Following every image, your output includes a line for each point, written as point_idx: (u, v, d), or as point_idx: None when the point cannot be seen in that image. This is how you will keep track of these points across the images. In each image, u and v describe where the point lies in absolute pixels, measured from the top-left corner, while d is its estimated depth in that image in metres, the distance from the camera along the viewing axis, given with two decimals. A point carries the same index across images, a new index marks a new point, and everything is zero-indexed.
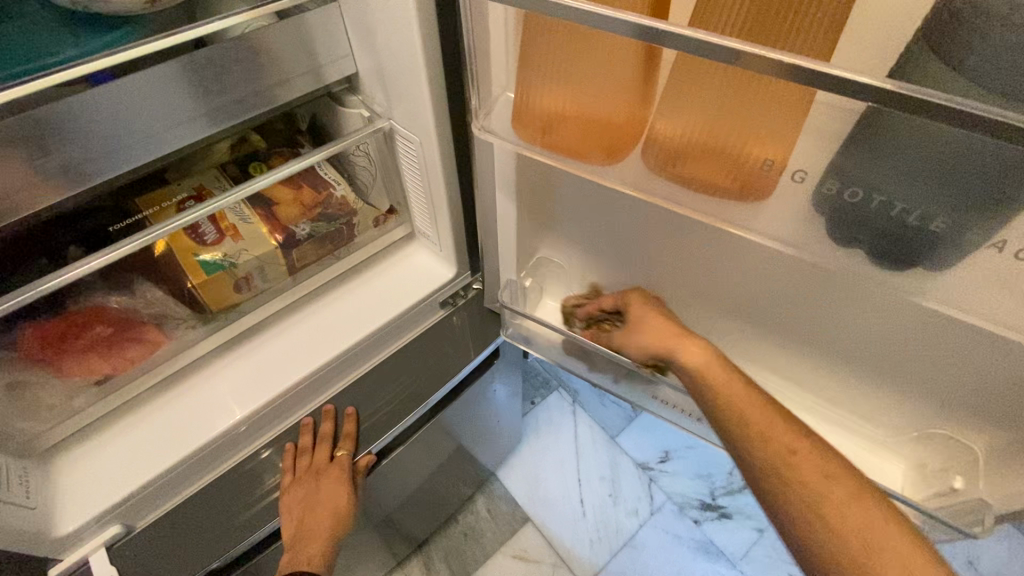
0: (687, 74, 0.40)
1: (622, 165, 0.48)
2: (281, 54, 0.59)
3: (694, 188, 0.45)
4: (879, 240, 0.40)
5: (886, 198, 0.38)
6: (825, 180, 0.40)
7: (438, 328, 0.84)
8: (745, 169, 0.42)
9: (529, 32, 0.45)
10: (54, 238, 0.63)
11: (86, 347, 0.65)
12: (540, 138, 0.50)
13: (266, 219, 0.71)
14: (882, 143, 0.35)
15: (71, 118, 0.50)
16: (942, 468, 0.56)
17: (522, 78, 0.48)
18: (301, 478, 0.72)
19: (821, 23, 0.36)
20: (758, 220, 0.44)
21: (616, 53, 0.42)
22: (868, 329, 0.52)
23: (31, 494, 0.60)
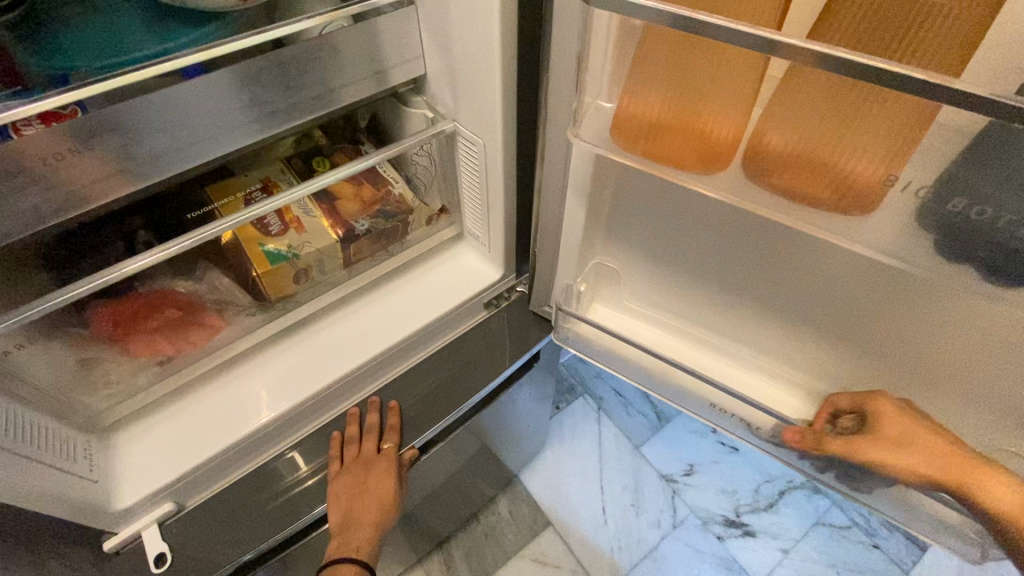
0: (800, 88, 0.42)
1: (718, 176, 0.48)
2: (356, 54, 0.60)
3: (796, 201, 0.46)
4: (998, 257, 0.40)
5: (1015, 216, 0.37)
6: (948, 198, 0.40)
7: (483, 327, 0.85)
8: (847, 181, 0.43)
9: (642, 43, 0.46)
10: (128, 223, 0.66)
11: (154, 328, 0.68)
12: (639, 145, 0.50)
13: (329, 213, 0.73)
14: (1018, 160, 0.35)
15: (160, 109, 0.51)
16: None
17: (629, 88, 0.48)
18: (349, 468, 0.73)
19: (954, 30, 0.36)
20: (860, 233, 0.44)
21: (725, 68, 0.43)
22: (940, 346, 0.54)
23: (94, 467, 0.62)
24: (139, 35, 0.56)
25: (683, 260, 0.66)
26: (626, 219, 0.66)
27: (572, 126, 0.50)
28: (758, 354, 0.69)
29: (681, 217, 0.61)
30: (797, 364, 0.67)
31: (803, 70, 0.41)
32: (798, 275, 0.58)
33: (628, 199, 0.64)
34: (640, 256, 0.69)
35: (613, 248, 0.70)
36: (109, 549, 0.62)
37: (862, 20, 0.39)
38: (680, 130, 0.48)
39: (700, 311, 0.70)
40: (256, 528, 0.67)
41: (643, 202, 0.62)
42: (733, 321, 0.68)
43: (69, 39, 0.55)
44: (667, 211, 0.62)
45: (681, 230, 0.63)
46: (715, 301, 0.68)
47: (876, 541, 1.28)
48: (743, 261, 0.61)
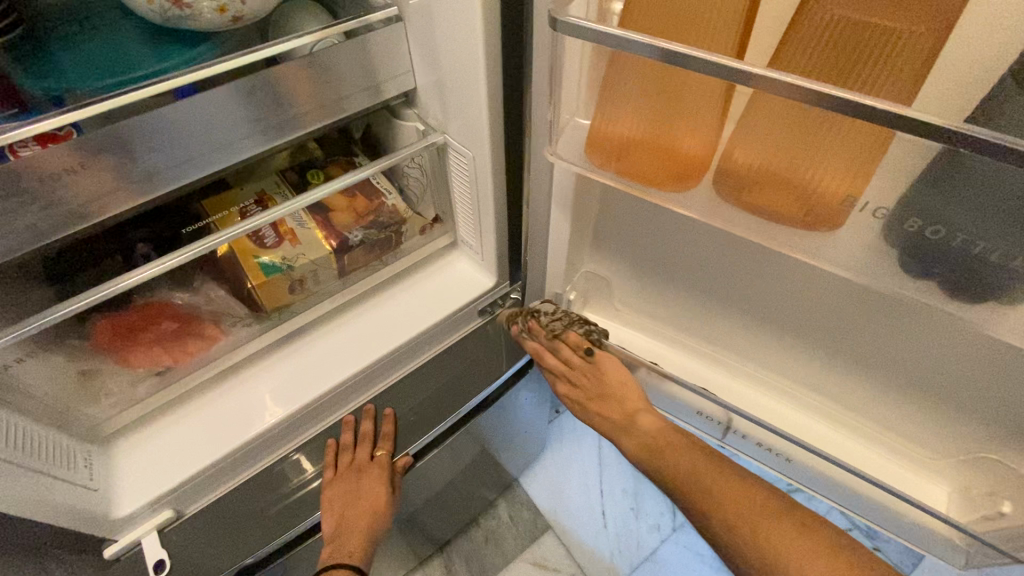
0: (766, 113, 0.42)
1: (692, 192, 0.49)
2: (346, 71, 0.61)
3: (765, 217, 0.47)
4: (954, 274, 0.41)
5: (968, 237, 0.38)
6: (904, 218, 0.40)
7: (476, 335, 0.86)
8: (814, 200, 0.44)
9: (612, 65, 0.46)
10: (128, 237, 0.67)
11: (151, 340, 0.69)
12: (614, 164, 0.51)
13: (322, 225, 0.74)
14: (959, 183, 0.36)
15: (153, 126, 0.52)
16: (988, 492, 0.56)
17: (602, 109, 0.49)
18: (342, 474, 0.76)
19: (904, 55, 0.36)
20: (826, 248, 0.45)
21: (696, 91, 0.44)
22: (923, 352, 0.55)
23: (95, 476, 0.64)
24: (135, 54, 0.58)
25: (668, 269, 0.66)
26: (613, 230, 0.67)
27: (550, 144, 0.51)
28: (748, 362, 0.69)
29: (666, 229, 0.61)
30: (784, 369, 0.67)
31: (765, 97, 0.41)
32: (784, 285, 0.58)
33: (613, 211, 0.64)
34: (629, 265, 0.70)
35: (603, 256, 0.71)
36: (111, 554, 0.63)
37: (823, 45, 0.39)
38: (653, 148, 0.48)
39: (688, 318, 0.71)
40: (253, 537, 0.68)
41: (629, 213, 0.63)
42: (721, 328, 0.68)
43: (66, 60, 0.56)
44: (651, 222, 0.62)
45: (666, 242, 0.63)
46: (704, 309, 0.68)
47: (876, 543, 1.28)
48: (726, 272, 0.61)
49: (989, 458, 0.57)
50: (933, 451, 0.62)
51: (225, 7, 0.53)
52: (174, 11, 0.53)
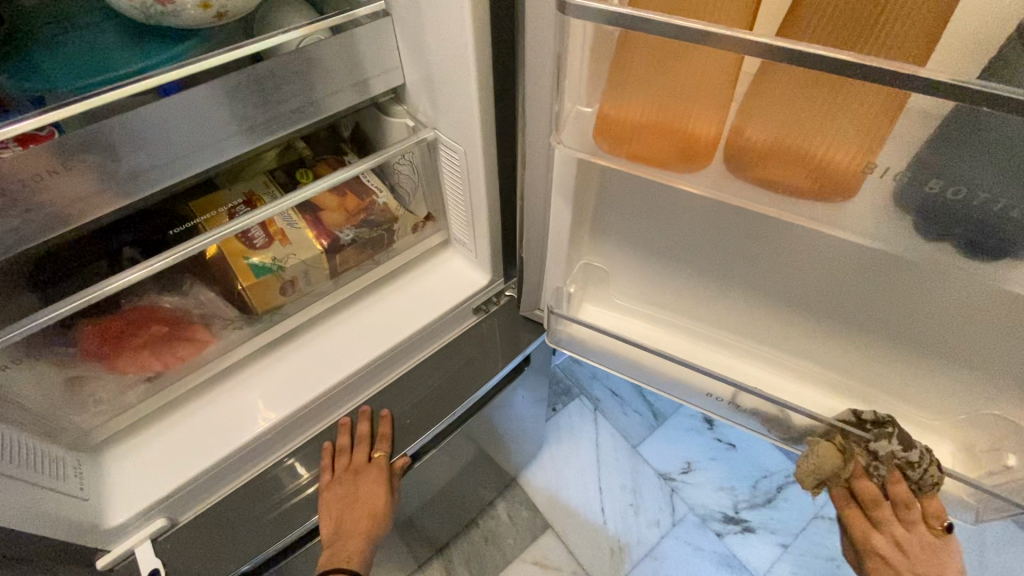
0: (772, 89, 0.41)
1: (699, 173, 0.47)
2: (335, 65, 0.61)
3: (775, 189, 0.45)
4: (975, 233, 0.40)
5: (990, 195, 0.38)
6: (926, 178, 0.39)
7: (473, 332, 0.85)
8: (824, 167, 0.42)
9: (621, 45, 0.44)
10: (114, 241, 0.66)
11: (141, 345, 0.68)
12: (621, 148, 0.48)
13: (312, 224, 0.73)
14: (977, 141, 0.36)
15: (139, 126, 0.52)
16: (991, 447, 0.58)
17: (612, 92, 0.46)
18: (339, 478, 0.73)
19: (919, 16, 0.36)
20: (837, 218, 0.43)
21: (703, 68, 0.42)
22: (923, 317, 0.55)
23: (85, 486, 0.62)
24: (116, 52, 0.56)
25: (667, 253, 0.66)
26: (609, 219, 0.66)
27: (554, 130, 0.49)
28: (746, 345, 0.69)
29: (662, 213, 0.61)
30: (786, 344, 0.67)
31: (777, 66, 0.40)
32: (782, 261, 0.59)
33: (609, 199, 0.64)
34: (626, 254, 0.69)
35: (599, 247, 0.71)
36: (102, 567, 0.62)
37: (835, 11, 0.38)
38: (661, 132, 0.46)
39: (687, 303, 0.70)
40: (250, 541, 0.67)
41: (626, 200, 0.62)
42: (720, 310, 0.68)
43: (47, 60, 0.55)
44: (648, 207, 0.62)
45: (663, 225, 0.63)
46: (704, 293, 0.68)
47: None
48: (725, 250, 0.61)
49: (994, 414, 0.57)
50: (933, 413, 0.62)
51: (208, 3, 0.52)
52: (157, 7, 0.51)
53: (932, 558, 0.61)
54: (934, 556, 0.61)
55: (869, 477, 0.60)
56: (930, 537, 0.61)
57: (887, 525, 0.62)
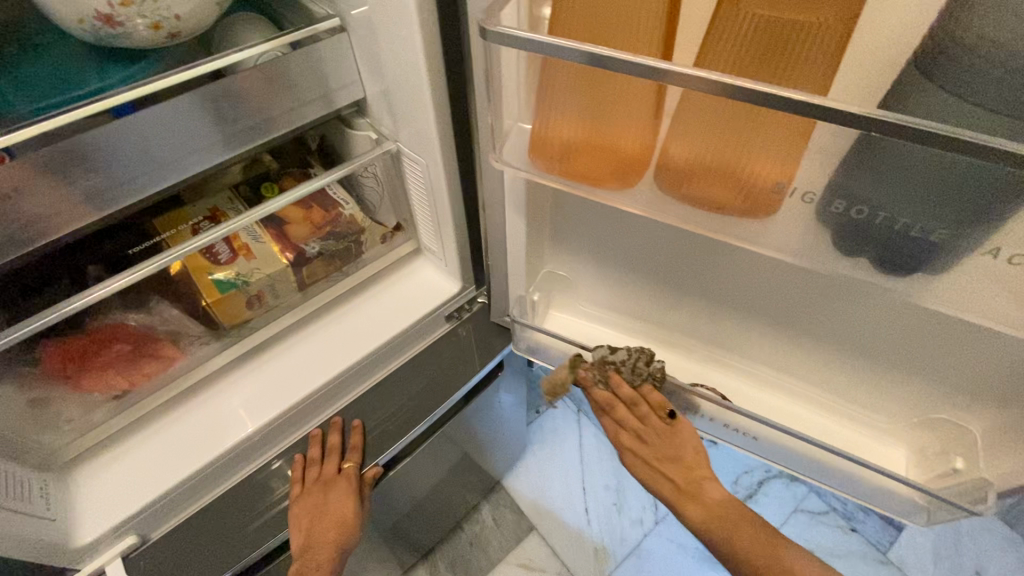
0: (691, 112, 0.42)
1: (636, 189, 0.48)
2: (293, 82, 0.61)
3: (704, 207, 0.46)
4: (882, 251, 0.41)
5: (889, 214, 0.39)
6: (830, 201, 0.41)
7: (444, 341, 0.85)
8: (751, 187, 0.43)
9: (545, 74, 0.44)
10: (76, 260, 0.65)
11: (105, 364, 0.68)
12: (560, 166, 0.49)
13: (278, 238, 0.74)
14: (878, 165, 0.37)
15: (94, 147, 0.52)
16: (940, 451, 0.59)
17: (542, 111, 0.47)
18: (310, 489, 0.74)
19: (821, 41, 0.36)
20: (764, 236, 0.45)
21: (627, 89, 0.42)
22: (871, 325, 0.56)
23: (52, 506, 0.62)
24: (72, 73, 0.57)
25: (626, 262, 0.67)
26: (568, 230, 0.67)
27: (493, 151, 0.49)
28: (708, 350, 0.71)
29: (616, 226, 0.62)
30: (745, 351, 0.68)
31: (694, 95, 0.41)
32: (735, 274, 0.60)
33: (567, 211, 0.65)
34: (588, 263, 0.70)
35: (562, 256, 0.72)
36: None
37: (738, 44, 0.38)
38: (597, 150, 0.47)
39: (648, 310, 0.71)
40: (221, 557, 0.67)
41: (582, 213, 0.63)
42: (680, 317, 0.70)
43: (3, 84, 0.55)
44: (604, 220, 0.63)
45: (619, 237, 0.64)
46: (665, 302, 0.69)
47: (853, 525, 1.30)
48: (678, 260, 0.62)
49: (941, 418, 0.59)
50: (887, 417, 0.64)
51: (159, 24, 0.53)
52: (106, 30, 0.51)
53: (670, 440, 0.70)
54: (673, 442, 0.70)
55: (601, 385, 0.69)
56: (664, 423, 0.69)
57: (622, 420, 0.71)
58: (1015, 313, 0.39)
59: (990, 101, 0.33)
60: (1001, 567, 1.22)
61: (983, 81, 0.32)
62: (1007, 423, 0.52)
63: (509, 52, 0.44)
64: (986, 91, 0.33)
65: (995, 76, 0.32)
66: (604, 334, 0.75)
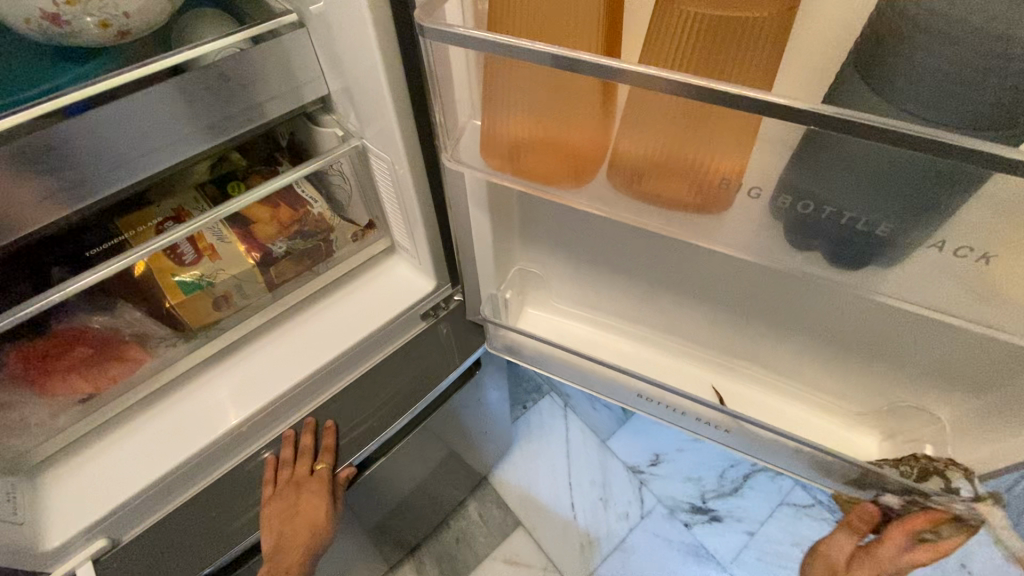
0: (638, 109, 0.41)
1: (590, 187, 0.47)
2: (252, 80, 0.60)
3: (658, 205, 0.45)
4: (831, 245, 0.41)
5: (836, 208, 0.38)
6: (777, 196, 0.40)
7: (420, 339, 0.84)
8: (704, 187, 0.42)
9: (490, 70, 0.43)
10: (37, 262, 0.65)
11: (68, 368, 0.67)
12: (513, 165, 0.48)
13: (244, 237, 0.73)
14: (823, 162, 0.36)
15: (43, 148, 0.51)
16: (910, 437, 0.59)
17: (490, 109, 0.46)
18: (281, 491, 0.73)
19: (763, 34, 0.36)
20: (720, 233, 0.44)
21: (573, 85, 0.41)
22: (841, 316, 0.56)
23: (20, 510, 0.61)
24: (23, 72, 0.56)
25: (596, 257, 0.66)
26: (537, 225, 0.66)
27: (446, 151, 0.48)
28: (682, 343, 0.70)
29: (584, 221, 0.61)
30: (718, 346, 0.68)
31: (640, 94, 0.40)
32: (707, 268, 0.59)
33: (535, 206, 0.64)
34: (560, 257, 0.69)
35: (534, 251, 0.71)
36: None
37: (680, 38, 0.37)
38: (547, 148, 0.46)
39: (620, 304, 0.71)
40: (193, 558, 0.67)
41: (549, 208, 0.63)
42: (655, 312, 0.69)
43: None
44: (572, 215, 0.62)
45: (586, 231, 0.63)
46: (638, 296, 0.68)
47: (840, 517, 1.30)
48: (650, 254, 0.61)
49: (909, 404, 0.59)
50: (859, 407, 0.63)
51: (107, 22, 0.51)
52: (54, 29, 0.50)
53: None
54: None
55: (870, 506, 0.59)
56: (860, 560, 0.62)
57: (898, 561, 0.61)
58: (971, 305, 0.38)
59: (931, 92, 0.32)
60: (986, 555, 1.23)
61: (923, 71, 0.32)
62: (974, 411, 0.52)
63: (455, 49, 0.43)
64: (926, 80, 0.32)
65: (934, 66, 0.32)
66: (578, 331, 0.74)
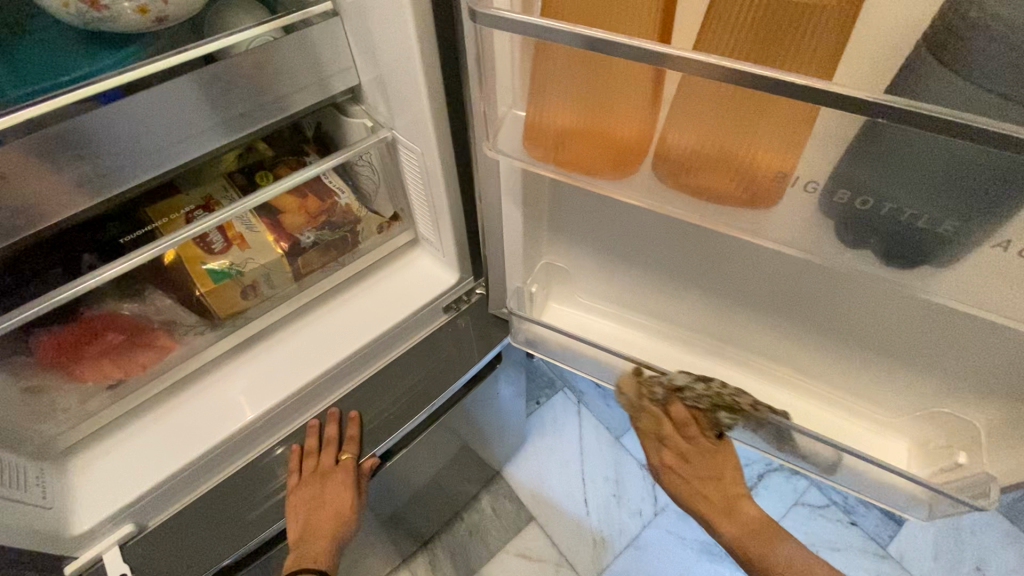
0: (688, 98, 0.40)
1: (634, 180, 0.47)
2: (284, 68, 0.60)
3: (707, 199, 0.45)
4: (888, 243, 0.40)
5: (896, 205, 0.38)
6: (834, 191, 0.40)
7: (442, 330, 0.85)
8: (755, 181, 0.42)
9: (537, 58, 0.43)
10: (68, 248, 0.65)
11: (99, 354, 0.67)
12: (554, 155, 0.48)
13: (272, 227, 0.74)
14: (882, 155, 0.35)
15: (79, 133, 0.51)
16: (942, 444, 0.59)
17: (535, 97, 0.46)
18: (307, 480, 0.74)
19: (827, 21, 0.35)
20: (767, 229, 0.43)
21: (621, 74, 0.41)
22: (876, 318, 0.55)
23: (48, 495, 0.62)
24: (59, 57, 0.56)
25: (625, 253, 0.65)
26: (566, 219, 0.66)
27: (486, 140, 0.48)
28: (709, 341, 0.70)
29: (616, 216, 0.61)
30: (747, 345, 0.67)
31: (694, 80, 0.39)
32: (739, 267, 0.59)
33: (565, 200, 0.64)
34: (587, 253, 0.69)
35: (561, 245, 0.70)
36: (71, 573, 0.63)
37: (738, 24, 0.37)
38: (590, 138, 0.46)
39: (647, 301, 0.70)
40: (217, 546, 0.67)
41: (581, 202, 0.62)
42: (682, 309, 0.68)
43: None
44: (603, 209, 0.61)
45: (616, 226, 0.62)
46: (665, 292, 0.68)
47: (854, 518, 1.29)
48: (681, 250, 0.61)
49: (942, 411, 0.58)
50: (889, 412, 0.63)
51: (146, 8, 0.52)
52: (92, 13, 0.51)
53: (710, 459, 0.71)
54: (714, 462, 0.72)
55: (673, 403, 0.66)
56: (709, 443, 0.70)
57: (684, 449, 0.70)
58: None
59: (1005, 84, 0.32)
60: (1004, 562, 1.22)
61: (996, 62, 0.31)
62: (1011, 418, 0.52)
63: (501, 35, 0.43)
64: (999, 72, 0.31)
65: (1008, 58, 0.31)
66: (603, 326, 0.74)
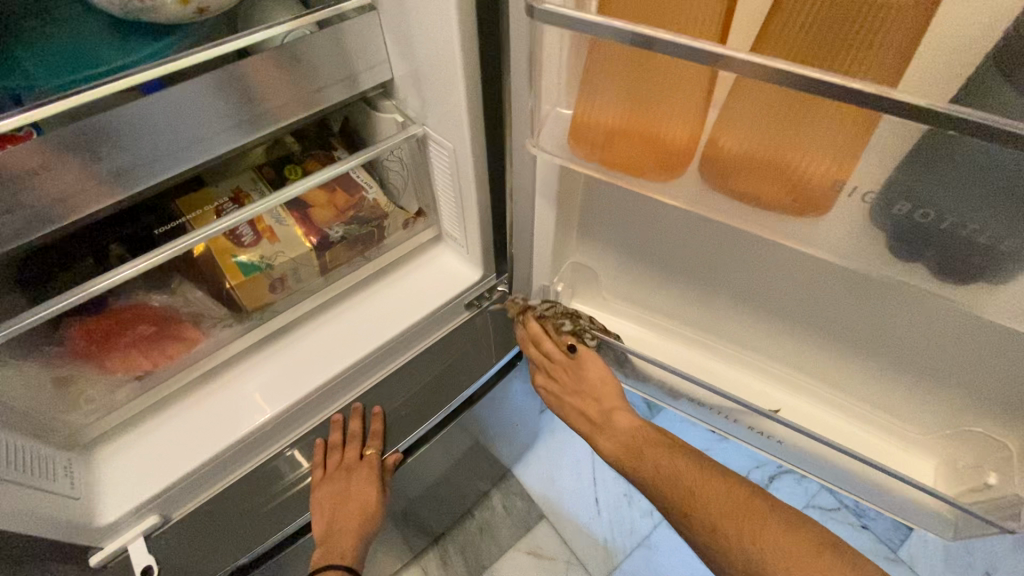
0: (746, 99, 0.40)
1: (679, 182, 0.47)
2: (320, 63, 0.60)
3: (754, 204, 0.45)
4: (942, 257, 0.40)
5: (957, 218, 0.37)
6: (891, 202, 0.39)
7: (464, 328, 0.85)
8: (807, 188, 0.42)
9: (590, 56, 0.43)
10: (99, 238, 0.65)
11: (130, 344, 0.67)
12: (599, 153, 0.48)
13: (302, 221, 0.73)
14: (944, 166, 0.35)
15: (118, 123, 0.51)
16: (972, 461, 0.58)
17: (584, 94, 0.46)
18: (332, 475, 0.78)
19: (896, 28, 0.35)
20: (815, 237, 0.44)
21: (675, 73, 0.41)
22: (910, 330, 0.55)
23: (76, 485, 0.62)
24: (96, 46, 0.55)
25: (654, 255, 0.65)
26: (597, 221, 0.66)
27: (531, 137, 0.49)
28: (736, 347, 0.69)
29: (648, 219, 0.61)
30: (774, 353, 0.67)
31: (750, 83, 0.39)
32: (772, 275, 0.59)
33: (597, 200, 0.63)
34: (616, 255, 0.69)
35: (589, 247, 0.70)
36: (96, 563, 0.62)
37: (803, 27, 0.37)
38: (637, 137, 0.45)
39: (674, 305, 0.70)
40: None
41: (613, 204, 0.62)
42: (709, 315, 0.68)
43: (27, 55, 0.54)
44: (636, 212, 0.61)
45: (648, 229, 0.62)
46: (693, 297, 0.68)
47: (864, 522, 1.29)
48: (712, 255, 0.61)
49: (974, 430, 0.58)
50: (917, 426, 0.63)
51: None
52: (133, 3, 0.50)
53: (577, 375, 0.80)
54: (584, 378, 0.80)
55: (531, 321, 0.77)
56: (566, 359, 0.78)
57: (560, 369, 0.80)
58: None
59: None
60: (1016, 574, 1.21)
61: None
62: None
63: (552, 32, 0.43)
64: None
65: None
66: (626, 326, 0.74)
